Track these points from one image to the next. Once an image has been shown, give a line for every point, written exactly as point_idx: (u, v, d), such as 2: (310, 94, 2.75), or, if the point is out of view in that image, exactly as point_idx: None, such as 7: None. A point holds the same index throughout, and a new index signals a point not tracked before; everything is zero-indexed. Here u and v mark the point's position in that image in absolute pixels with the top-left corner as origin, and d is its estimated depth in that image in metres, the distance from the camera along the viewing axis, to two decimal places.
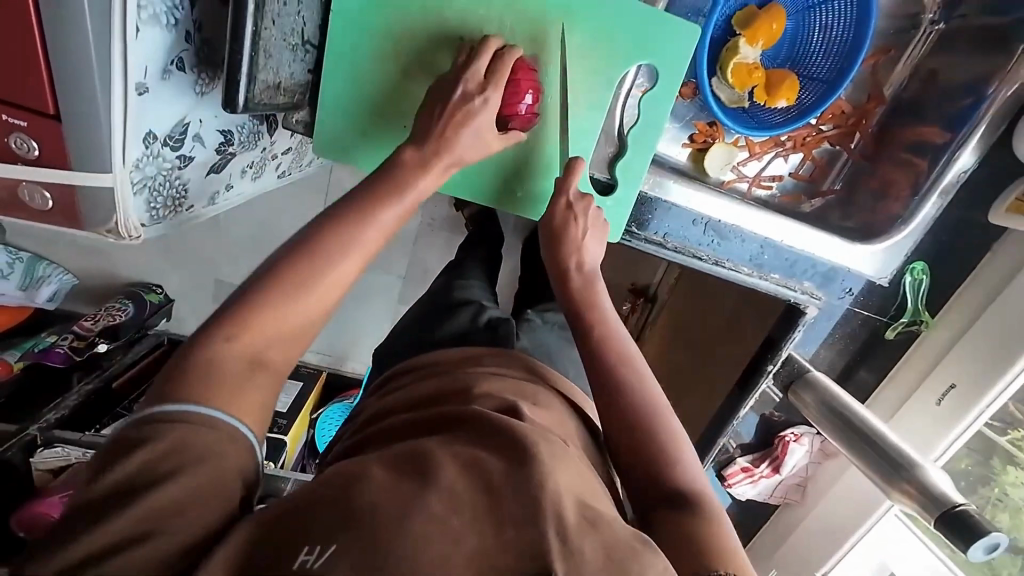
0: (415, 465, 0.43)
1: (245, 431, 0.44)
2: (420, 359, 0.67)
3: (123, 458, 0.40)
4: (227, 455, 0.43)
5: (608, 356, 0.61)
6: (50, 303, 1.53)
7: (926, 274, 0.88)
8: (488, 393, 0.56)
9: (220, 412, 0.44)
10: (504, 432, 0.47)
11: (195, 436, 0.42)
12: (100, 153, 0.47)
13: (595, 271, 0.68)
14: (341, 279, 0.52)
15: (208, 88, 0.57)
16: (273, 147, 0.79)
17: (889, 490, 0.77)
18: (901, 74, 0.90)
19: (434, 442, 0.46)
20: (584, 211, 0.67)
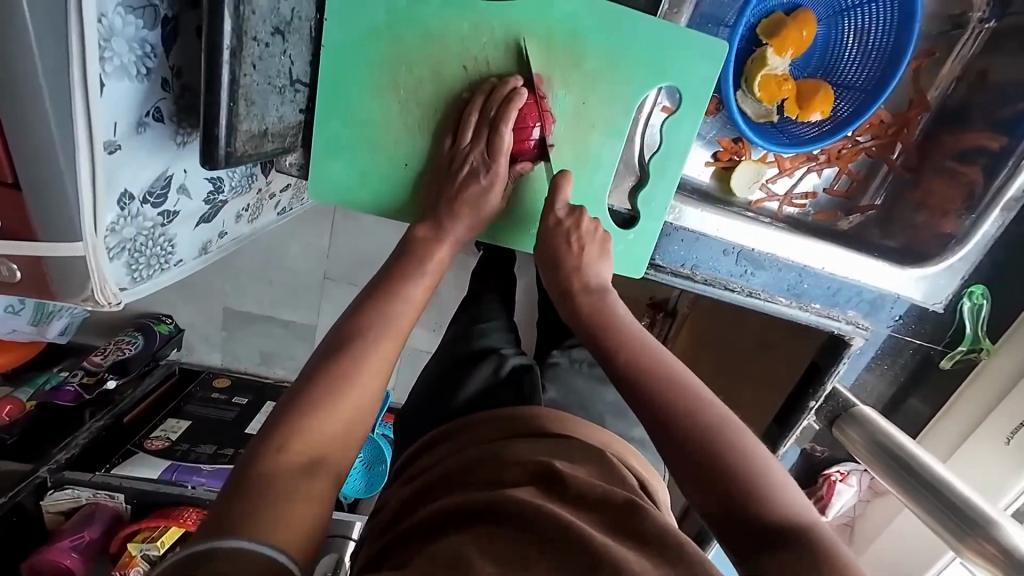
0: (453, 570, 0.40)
1: (286, 561, 0.43)
2: (450, 427, 0.62)
3: None
4: None
5: (659, 385, 0.52)
6: (61, 337, 1.51)
7: (985, 298, 0.79)
8: (520, 460, 0.53)
9: (255, 541, 0.43)
10: (541, 519, 0.43)
11: (232, 570, 0.40)
12: (68, 221, 0.42)
13: (603, 285, 0.62)
14: (382, 363, 0.56)
15: (190, 137, 0.53)
16: (269, 187, 0.75)
17: (958, 547, 0.68)
18: (948, 77, 0.81)
19: (466, 540, 0.43)
20: (575, 226, 0.61)
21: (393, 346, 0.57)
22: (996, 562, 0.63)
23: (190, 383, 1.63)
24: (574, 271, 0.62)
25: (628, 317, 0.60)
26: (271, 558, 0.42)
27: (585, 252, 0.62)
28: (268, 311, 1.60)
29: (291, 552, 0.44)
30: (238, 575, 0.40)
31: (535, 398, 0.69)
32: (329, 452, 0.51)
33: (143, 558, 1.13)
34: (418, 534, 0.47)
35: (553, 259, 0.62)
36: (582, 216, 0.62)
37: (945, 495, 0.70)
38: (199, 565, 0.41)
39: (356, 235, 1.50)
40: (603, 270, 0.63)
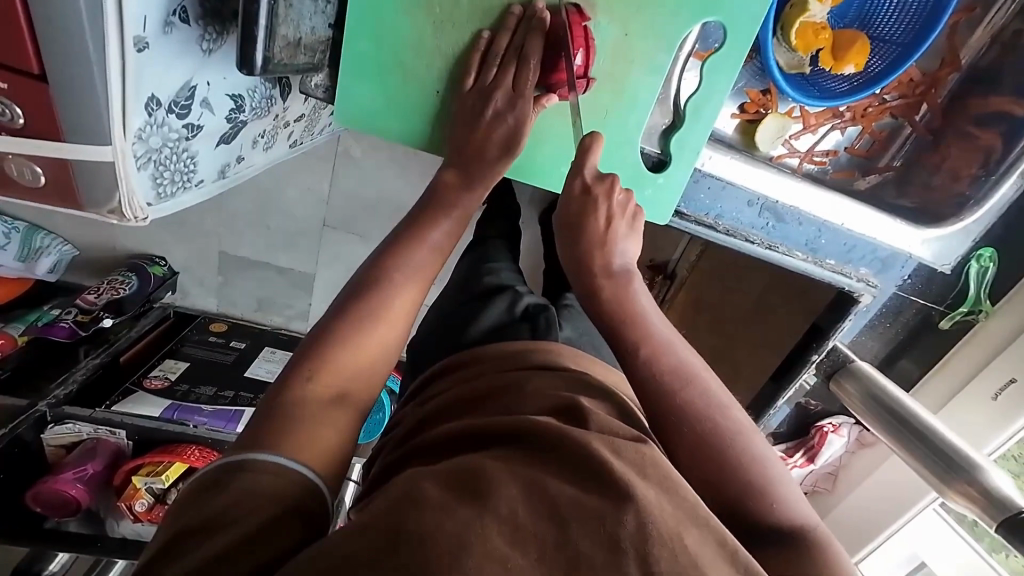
0: (469, 485, 0.38)
1: (305, 471, 0.44)
2: (455, 360, 0.65)
3: (205, 498, 0.42)
4: (289, 491, 0.43)
5: (690, 377, 0.52)
6: (51, 275, 1.47)
7: (993, 261, 0.81)
8: (538, 393, 0.53)
9: (285, 455, 0.45)
10: (568, 447, 0.42)
11: (259, 481, 0.42)
12: (97, 121, 0.40)
13: (627, 267, 0.60)
14: (410, 302, 0.56)
15: (216, 45, 0.50)
16: (286, 114, 0.72)
17: (942, 488, 0.73)
18: (983, 37, 0.80)
19: (488, 459, 0.42)
20: (605, 194, 0.58)
21: (419, 286, 0.57)
22: (977, 502, 0.69)
23: (186, 326, 1.62)
24: (596, 247, 0.59)
25: (650, 306, 0.58)
26: (300, 474, 0.44)
27: (611, 226, 0.59)
28: (264, 255, 1.57)
29: (314, 468, 0.45)
30: (265, 484, 0.42)
31: (553, 334, 0.70)
32: (346, 384, 0.51)
33: (147, 491, 1.17)
34: (424, 454, 0.49)
35: (576, 226, 0.59)
36: (612, 185, 0.59)
37: (936, 443, 0.75)
38: (231, 473, 0.43)
39: (358, 181, 1.46)
40: (627, 246, 0.60)
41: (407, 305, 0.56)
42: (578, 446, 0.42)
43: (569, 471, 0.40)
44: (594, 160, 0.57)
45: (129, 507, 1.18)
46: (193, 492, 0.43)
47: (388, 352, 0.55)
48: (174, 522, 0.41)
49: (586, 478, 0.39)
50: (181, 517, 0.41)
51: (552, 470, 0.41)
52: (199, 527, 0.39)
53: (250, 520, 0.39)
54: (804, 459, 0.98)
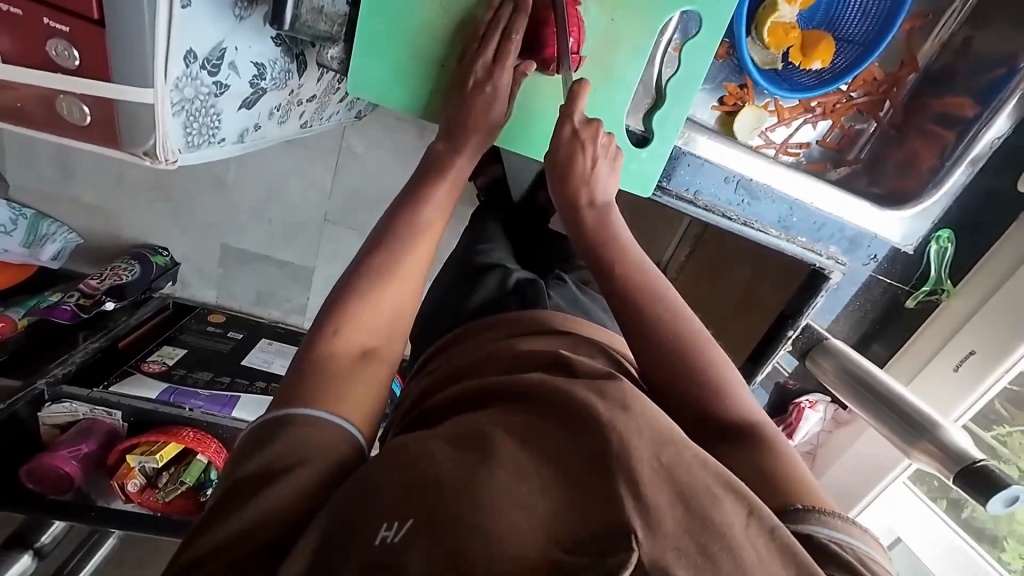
0: (475, 442, 0.43)
1: (343, 423, 0.50)
2: (458, 334, 0.70)
3: (256, 453, 0.47)
4: (335, 443, 0.48)
5: (666, 323, 0.57)
6: (55, 261, 1.50)
7: (951, 242, 0.87)
8: (527, 355, 0.58)
9: (327, 411, 0.50)
10: (558, 399, 0.46)
11: (306, 434, 0.48)
12: (142, 66, 0.45)
13: (608, 201, 0.67)
14: (414, 257, 0.60)
15: (246, 13, 0.56)
16: (301, 91, 0.78)
17: (908, 450, 0.79)
18: (935, 43, 0.88)
19: (489, 418, 0.46)
20: (591, 138, 0.65)
21: (428, 245, 0.62)
22: (939, 459, 0.75)
23: (183, 317, 1.61)
24: (584, 184, 0.66)
25: (628, 237, 0.65)
26: (337, 425, 0.50)
27: (596, 169, 0.66)
28: (264, 249, 1.61)
29: (349, 418, 0.51)
30: (314, 438, 0.48)
31: (541, 302, 0.73)
32: (355, 326, 0.55)
33: (140, 471, 1.16)
34: (434, 414, 0.54)
35: (564, 168, 0.65)
36: (598, 128, 0.66)
37: (902, 409, 0.80)
38: (278, 430, 0.48)
39: (360, 176, 1.52)
40: (608, 188, 0.67)
41: (414, 260, 0.60)
42: (566, 397, 0.46)
43: (561, 419, 0.44)
44: (580, 107, 0.64)
45: (121, 486, 1.16)
46: (246, 446, 0.48)
47: (405, 302, 0.59)
48: (234, 472, 0.47)
49: (575, 425, 0.43)
50: (240, 467, 0.47)
51: (548, 421, 0.45)
52: (259, 477, 0.45)
53: (306, 471, 0.46)
54: (783, 436, 1.02)
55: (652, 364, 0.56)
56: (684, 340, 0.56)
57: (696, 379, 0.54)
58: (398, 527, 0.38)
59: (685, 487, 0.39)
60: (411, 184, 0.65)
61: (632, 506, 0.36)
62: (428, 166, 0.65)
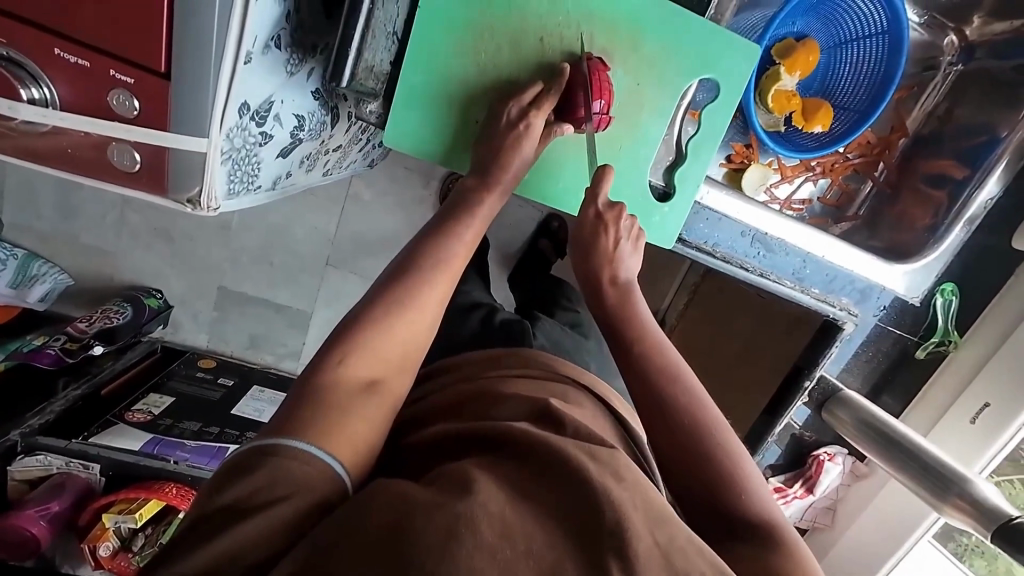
0: (455, 486, 0.42)
1: (331, 462, 0.45)
2: (451, 362, 0.69)
3: (234, 480, 0.43)
4: (318, 484, 0.44)
5: (677, 398, 0.56)
6: (42, 303, 1.40)
7: (955, 294, 0.91)
8: (518, 397, 0.57)
9: (320, 449, 0.45)
10: (546, 453, 0.45)
11: (293, 471, 0.44)
12: (201, 117, 0.46)
13: (629, 279, 0.69)
14: (436, 296, 0.58)
15: (296, 69, 0.58)
16: (330, 141, 0.79)
17: (940, 505, 0.77)
18: (922, 111, 0.96)
19: (474, 464, 0.46)
20: (615, 220, 0.66)
21: (447, 280, 0.60)
22: (971, 514, 0.74)
23: (172, 362, 1.45)
24: (607, 263, 0.68)
25: (649, 318, 0.65)
26: (323, 462, 0.45)
27: (619, 247, 0.67)
28: (263, 292, 1.46)
29: (342, 460, 0.46)
30: (297, 474, 0.44)
31: (527, 340, 0.74)
32: (387, 373, 0.53)
33: (115, 532, 1.06)
34: (415, 455, 0.52)
35: (589, 247, 0.67)
36: (621, 212, 0.67)
37: (925, 458, 0.80)
38: (264, 460, 0.44)
39: (368, 225, 1.41)
40: (630, 265, 0.69)
41: (431, 295, 0.58)
42: (558, 453, 0.45)
43: (551, 477, 0.44)
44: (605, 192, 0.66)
45: (92, 550, 1.06)
46: (222, 470, 0.45)
47: (416, 339, 0.56)
48: (213, 500, 0.43)
49: (564, 488, 0.43)
50: (217, 497, 0.43)
51: (533, 478, 0.44)
52: (240, 509, 0.42)
53: (283, 506, 0.42)
54: (803, 489, 1.00)
55: (656, 431, 0.56)
56: (694, 425, 0.55)
57: (706, 467, 0.53)
58: None
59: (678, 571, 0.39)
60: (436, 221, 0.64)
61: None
62: (453, 208, 0.65)
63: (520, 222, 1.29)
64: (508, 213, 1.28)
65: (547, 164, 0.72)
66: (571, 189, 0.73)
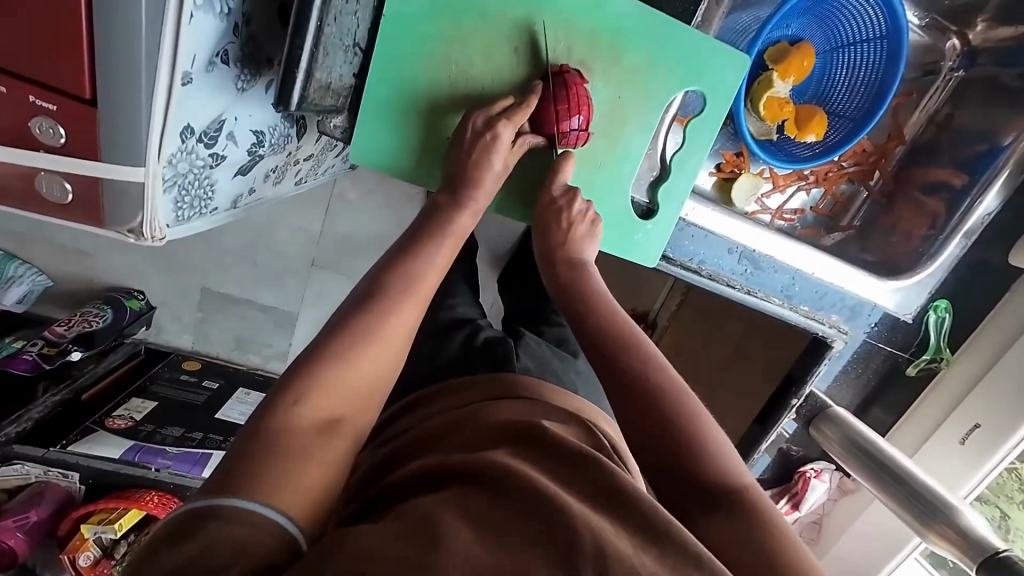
0: (420, 526, 0.35)
1: (285, 522, 0.40)
2: (416, 399, 0.62)
3: (172, 548, 0.38)
4: (264, 548, 0.38)
5: (667, 409, 0.51)
6: (20, 305, 1.31)
7: (948, 311, 0.88)
8: (492, 421, 0.50)
9: (263, 503, 0.40)
10: (524, 477, 0.39)
11: (227, 533, 0.38)
12: (134, 145, 0.43)
13: (585, 261, 0.66)
14: (404, 324, 0.54)
15: (249, 85, 0.54)
16: (298, 152, 0.75)
17: (923, 531, 0.76)
18: (921, 118, 0.92)
19: (434, 499, 0.38)
20: (569, 204, 0.64)
21: (416, 306, 0.55)
22: (954, 544, 0.73)
23: (156, 364, 1.39)
24: (559, 245, 0.65)
25: (603, 289, 0.63)
26: (273, 522, 0.40)
27: (573, 230, 0.65)
28: (247, 292, 1.39)
29: (296, 518, 0.41)
30: (240, 537, 0.38)
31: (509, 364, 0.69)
32: (352, 411, 0.49)
33: (95, 541, 1.04)
34: (379, 495, 0.44)
35: (544, 230, 0.64)
36: (576, 196, 0.65)
37: (910, 487, 0.78)
38: (197, 524, 0.39)
39: (353, 226, 1.34)
40: (587, 250, 0.66)
41: (400, 321, 0.54)
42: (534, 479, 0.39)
43: (525, 508, 0.37)
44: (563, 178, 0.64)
45: (72, 560, 1.04)
46: (161, 537, 0.40)
47: (387, 372, 0.52)
48: (139, 571, 0.38)
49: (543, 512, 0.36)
50: (145, 569, 0.38)
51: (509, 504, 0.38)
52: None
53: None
54: (789, 505, 0.99)
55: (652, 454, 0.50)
56: (685, 437, 0.49)
57: (705, 482, 0.47)
58: None
59: None
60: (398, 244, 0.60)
61: None
62: (424, 225, 0.60)
63: (507, 226, 1.25)
64: (495, 215, 1.23)
65: (520, 177, 0.68)
66: None
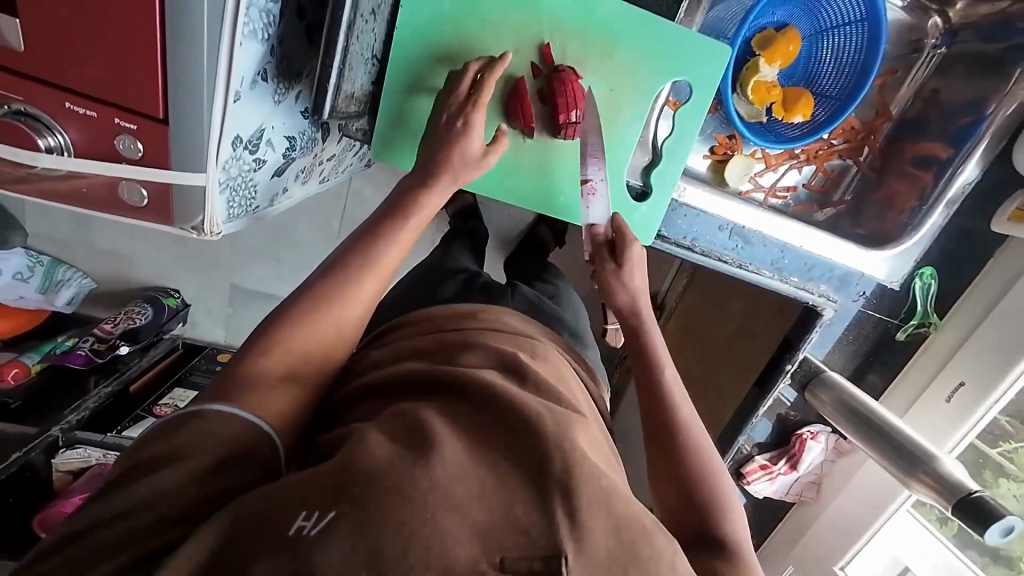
0: (419, 440, 0.42)
1: (262, 425, 0.50)
2: (395, 322, 0.69)
3: (158, 440, 0.47)
4: (244, 440, 0.48)
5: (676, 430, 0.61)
6: (68, 307, 1.41)
7: (933, 278, 0.93)
8: (485, 349, 0.57)
9: (242, 408, 0.50)
10: (511, 405, 0.46)
11: (212, 429, 0.48)
12: (198, 155, 0.51)
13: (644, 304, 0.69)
14: (367, 297, 0.58)
15: (284, 97, 0.62)
16: (323, 154, 0.83)
17: (908, 480, 0.82)
18: (907, 93, 0.96)
19: (436, 413, 0.46)
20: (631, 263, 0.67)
21: (377, 285, 0.59)
22: (936, 489, 0.79)
23: (194, 357, 1.49)
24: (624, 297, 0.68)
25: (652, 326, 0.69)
26: (249, 421, 0.49)
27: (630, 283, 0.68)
28: (273, 287, 1.47)
29: (270, 422, 0.50)
30: (218, 431, 0.48)
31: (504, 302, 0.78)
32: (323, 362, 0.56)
33: None
34: (382, 394, 0.53)
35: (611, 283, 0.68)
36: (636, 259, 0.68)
37: (897, 438, 0.84)
38: (185, 422, 0.48)
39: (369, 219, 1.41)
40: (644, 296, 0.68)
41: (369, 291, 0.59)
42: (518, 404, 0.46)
43: (512, 433, 0.44)
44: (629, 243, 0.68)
45: None
46: (151, 433, 0.48)
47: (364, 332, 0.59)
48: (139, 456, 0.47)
49: (520, 443, 0.43)
50: (142, 451, 0.47)
51: (491, 425, 0.46)
52: (156, 461, 0.46)
53: (201, 460, 0.46)
54: (787, 466, 1.05)
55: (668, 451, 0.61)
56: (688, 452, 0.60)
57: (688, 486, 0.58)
58: (318, 518, 0.38)
59: (622, 522, 0.40)
60: (373, 219, 0.62)
61: (565, 531, 0.38)
62: None
63: (515, 213, 1.31)
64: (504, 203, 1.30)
65: (516, 162, 0.74)
66: (524, 187, 0.75)
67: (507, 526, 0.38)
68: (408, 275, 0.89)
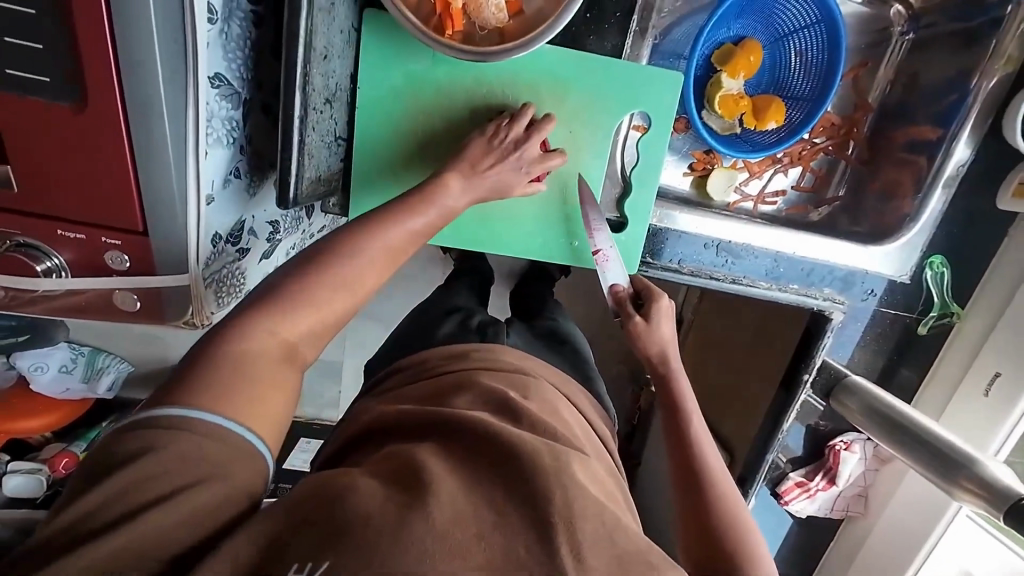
0: (414, 486, 0.44)
1: (262, 448, 0.47)
2: (395, 365, 0.70)
3: (134, 462, 0.42)
4: (245, 467, 0.46)
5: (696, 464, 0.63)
6: (110, 392, 1.39)
7: (945, 265, 0.89)
8: (482, 389, 0.58)
9: (234, 422, 0.46)
10: (510, 447, 0.48)
11: (204, 450, 0.44)
12: (180, 259, 0.55)
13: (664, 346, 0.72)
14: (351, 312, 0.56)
15: (259, 188, 0.66)
16: (311, 228, 0.88)
17: (951, 490, 0.77)
18: (883, 81, 0.94)
19: (434, 455, 0.48)
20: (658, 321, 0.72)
21: (376, 271, 0.58)
22: (981, 499, 0.73)
23: None
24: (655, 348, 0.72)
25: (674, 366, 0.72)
26: (245, 441, 0.46)
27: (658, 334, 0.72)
28: None
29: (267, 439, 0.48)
30: (211, 452, 0.44)
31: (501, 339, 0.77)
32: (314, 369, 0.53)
33: None
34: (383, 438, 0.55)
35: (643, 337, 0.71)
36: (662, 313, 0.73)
37: (934, 446, 0.79)
38: (168, 438, 0.44)
39: None
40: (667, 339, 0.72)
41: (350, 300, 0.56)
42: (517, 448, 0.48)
43: (512, 472, 0.46)
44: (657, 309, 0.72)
45: None
46: (122, 448, 0.43)
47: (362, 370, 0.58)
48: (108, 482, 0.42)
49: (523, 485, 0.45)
50: (115, 475, 0.42)
51: (492, 469, 0.47)
52: (140, 489, 0.42)
53: (204, 489, 0.43)
54: (825, 481, 0.99)
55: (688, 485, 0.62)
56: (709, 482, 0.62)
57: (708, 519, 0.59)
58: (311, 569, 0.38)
59: (622, 552, 0.42)
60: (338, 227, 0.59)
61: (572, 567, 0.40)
62: None
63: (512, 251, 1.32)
64: None
65: (489, 212, 0.76)
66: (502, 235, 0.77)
67: (497, 562, 0.40)
68: (406, 322, 0.90)
